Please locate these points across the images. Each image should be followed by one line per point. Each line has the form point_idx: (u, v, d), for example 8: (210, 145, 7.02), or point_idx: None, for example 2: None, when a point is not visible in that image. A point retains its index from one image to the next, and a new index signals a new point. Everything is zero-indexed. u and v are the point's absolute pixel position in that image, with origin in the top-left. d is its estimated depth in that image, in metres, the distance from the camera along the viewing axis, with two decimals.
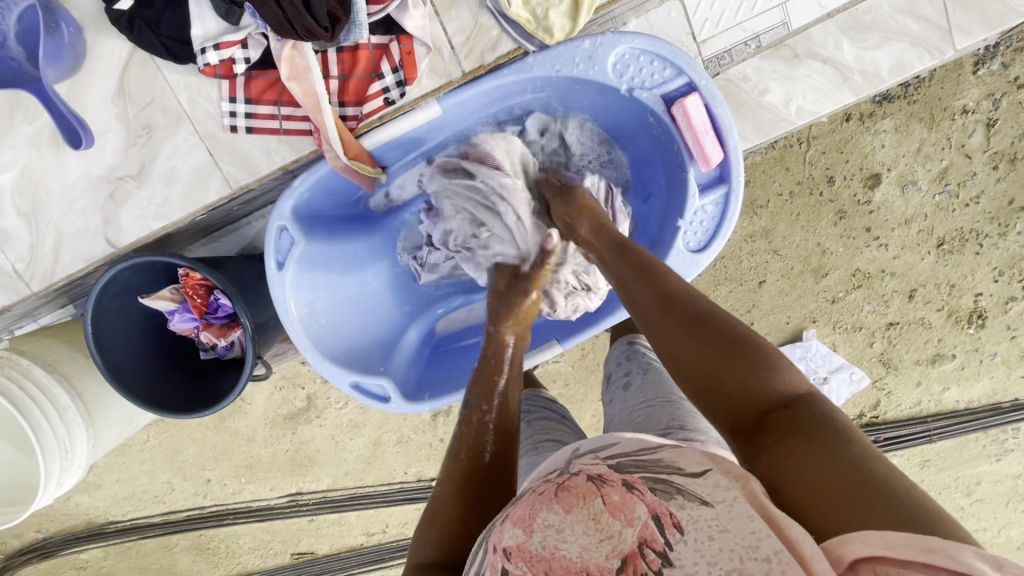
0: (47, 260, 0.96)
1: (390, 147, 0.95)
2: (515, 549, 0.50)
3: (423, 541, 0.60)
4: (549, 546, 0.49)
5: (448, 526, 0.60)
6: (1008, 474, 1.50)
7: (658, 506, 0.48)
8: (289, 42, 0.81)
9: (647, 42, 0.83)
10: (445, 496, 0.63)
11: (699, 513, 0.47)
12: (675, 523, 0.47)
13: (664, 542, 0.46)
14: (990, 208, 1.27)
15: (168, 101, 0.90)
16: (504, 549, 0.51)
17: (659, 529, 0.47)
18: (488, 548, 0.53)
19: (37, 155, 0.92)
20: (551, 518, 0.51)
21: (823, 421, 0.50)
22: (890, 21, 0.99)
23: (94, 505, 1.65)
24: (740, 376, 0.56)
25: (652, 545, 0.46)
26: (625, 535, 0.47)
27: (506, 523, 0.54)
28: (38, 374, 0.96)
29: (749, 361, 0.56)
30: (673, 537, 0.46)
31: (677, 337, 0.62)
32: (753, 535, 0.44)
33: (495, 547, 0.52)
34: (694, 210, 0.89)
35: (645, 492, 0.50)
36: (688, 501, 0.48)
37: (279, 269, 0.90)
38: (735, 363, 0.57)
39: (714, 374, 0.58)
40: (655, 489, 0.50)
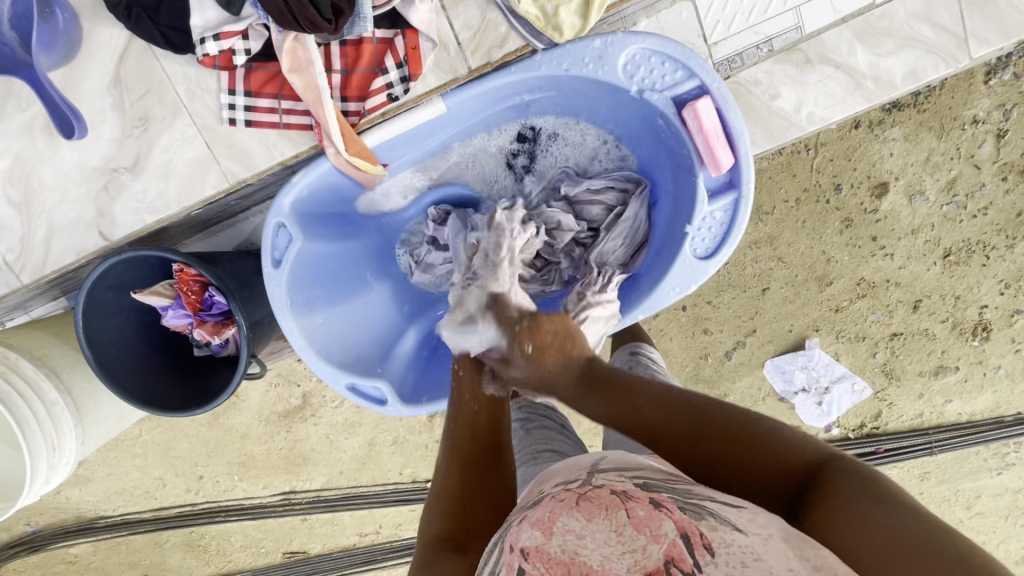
0: (39, 252, 0.93)
1: (393, 145, 0.93)
2: (533, 549, 0.48)
3: (434, 516, 0.64)
4: (569, 550, 0.46)
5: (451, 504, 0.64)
6: (1009, 488, 1.49)
7: (687, 526, 0.47)
8: (291, 34, 0.79)
9: (659, 43, 0.81)
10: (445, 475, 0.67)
11: (732, 538, 0.45)
12: (705, 544, 0.44)
13: (693, 563, 0.43)
14: (998, 220, 1.25)
15: (166, 91, 0.88)
16: (521, 549, 0.49)
17: (687, 549, 0.44)
18: (504, 548, 0.52)
19: (30, 144, 0.89)
20: (571, 524, 0.49)
21: (857, 475, 0.51)
22: (905, 27, 0.97)
23: (84, 499, 1.62)
24: (761, 461, 0.57)
25: (679, 564, 0.43)
26: (651, 551, 0.45)
27: (523, 525, 0.53)
28: (26, 368, 0.94)
29: (751, 448, 0.58)
30: (702, 559, 0.43)
31: (683, 439, 0.62)
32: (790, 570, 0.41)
33: (511, 546, 0.51)
34: (703, 216, 0.86)
35: (675, 510, 0.49)
36: (721, 525, 0.47)
37: (276, 267, 0.88)
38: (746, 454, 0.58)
39: (736, 470, 0.58)
40: (685, 509, 0.49)
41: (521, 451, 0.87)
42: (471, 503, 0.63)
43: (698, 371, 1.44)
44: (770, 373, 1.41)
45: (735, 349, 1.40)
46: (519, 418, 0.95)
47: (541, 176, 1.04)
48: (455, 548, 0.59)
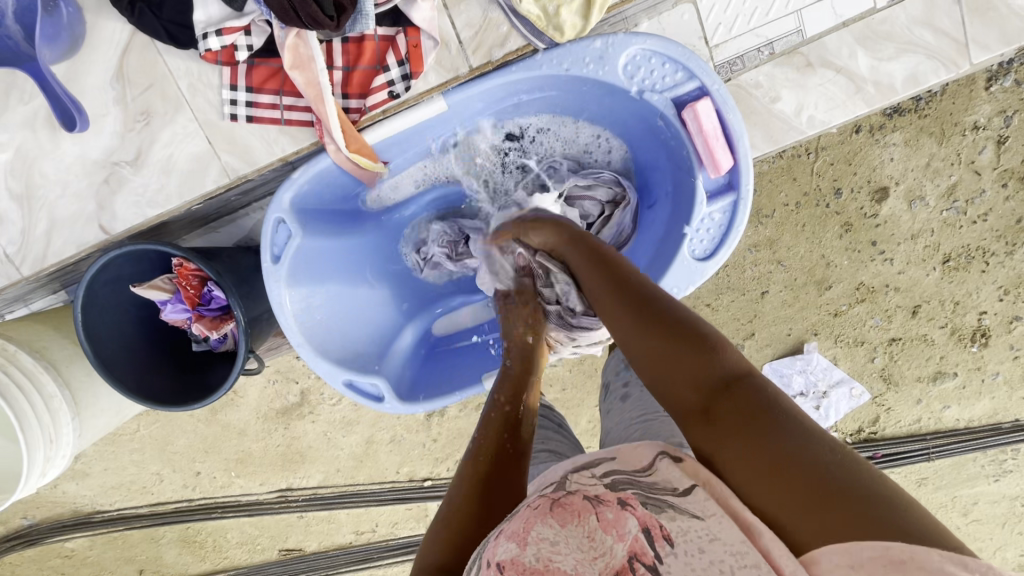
0: (39, 245, 0.94)
1: (394, 142, 0.93)
2: (509, 562, 0.46)
3: (432, 542, 0.58)
4: (543, 558, 0.46)
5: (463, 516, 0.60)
6: (1007, 495, 1.48)
7: (648, 519, 0.49)
8: (293, 30, 0.79)
9: (659, 44, 0.81)
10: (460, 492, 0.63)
11: (689, 525, 0.49)
12: (665, 536, 0.48)
13: (654, 555, 0.47)
14: (998, 226, 1.25)
15: (168, 86, 0.88)
16: (497, 563, 0.47)
17: (649, 542, 0.48)
18: (481, 564, 0.49)
19: (33, 137, 0.90)
20: (545, 531, 0.48)
21: (760, 399, 0.51)
22: (907, 32, 0.98)
23: (81, 493, 1.63)
24: (692, 361, 0.56)
25: (642, 558, 0.47)
26: (617, 549, 0.48)
27: (499, 538, 0.50)
28: (25, 360, 0.94)
29: (694, 348, 0.57)
30: (663, 550, 0.47)
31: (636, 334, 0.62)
32: (742, 543, 0.47)
33: (487, 562, 0.48)
34: (702, 217, 0.86)
35: (637, 506, 0.51)
36: (679, 514, 0.50)
37: (275, 262, 0.88)
38: (688, 349, 0.57)
39: (663, 367, 0.59)
40: (647, 503, 0.51)
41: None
42: (473, 538, 0.57)
43: None
44: (768, 377, 1.41)
45: None
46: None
47: (534, 167, 1.05)
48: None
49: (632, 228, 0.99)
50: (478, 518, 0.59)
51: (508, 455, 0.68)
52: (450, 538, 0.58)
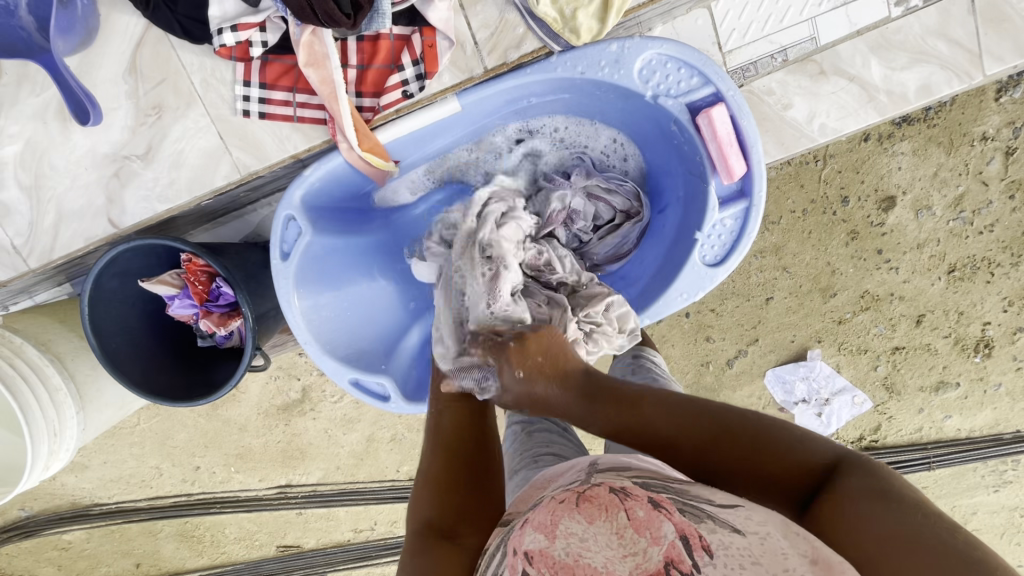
0: (47, 237, 0.93)
1: (408, 141, 0.92)
2: (537, 553, 0.48)
3: (422, 501, 0.63)
4: (573, 553, 0.47)
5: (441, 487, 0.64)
6: (1006, 506, 1.49)
7: (687, 527, 0.47)
8: (308, 27, 0.79)
9: (674, 49, 0.81)
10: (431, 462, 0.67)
11: (730, 539, 0.45)
12: (704, 546, 0.45)
13: (692, 564, 0.44)
14: (1004, 237, 1.25)
15: (180, 81, 0.88)
16: (525, 553, 0.49)
17: (687, 550, 0.45)
18: (508, 550, 0.52)
19: (43, 128, 0.89)
20: (574, 526, 0.50)
21: (876, 478, 0.50)
22: (920, 42, 0.97)
23: (80, 486, 1.62)
24: (764, 458, 0.56)
25: (678, 566, 0.44)
26: (651, 553, 0.45)
27: (526, 528, 0.53)
28: (30, 353, 0.94)
29: (756, 446, 0.57)
30: (701, 560, 0.44)
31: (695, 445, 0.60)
32: (786, 572, 0.42)
33: (515, 549, 0.51)
34: (713, 224, 0.86)
35: (674, 512, 0.49)
36: (719, 527, 0.47)
37: (284, 260, 0.88)
38: (756, 456, 0.57)
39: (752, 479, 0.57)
40: (684, 511, 0.49)
41: (522, 454, 0.88)
42: (460, 489, 0.63)
43: (699, 379, 1.44)
44: (770, 383, 1.41)
45: (736, 357, 1.40)
46: (520, 420, 0.96)
47: (550, 163, 1.03)
48: (444, 535, 0.58)
49: (634, 245, 1.00)
50: (460, 472, 0.66)
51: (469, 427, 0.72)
52: (437, 491, 0.63)
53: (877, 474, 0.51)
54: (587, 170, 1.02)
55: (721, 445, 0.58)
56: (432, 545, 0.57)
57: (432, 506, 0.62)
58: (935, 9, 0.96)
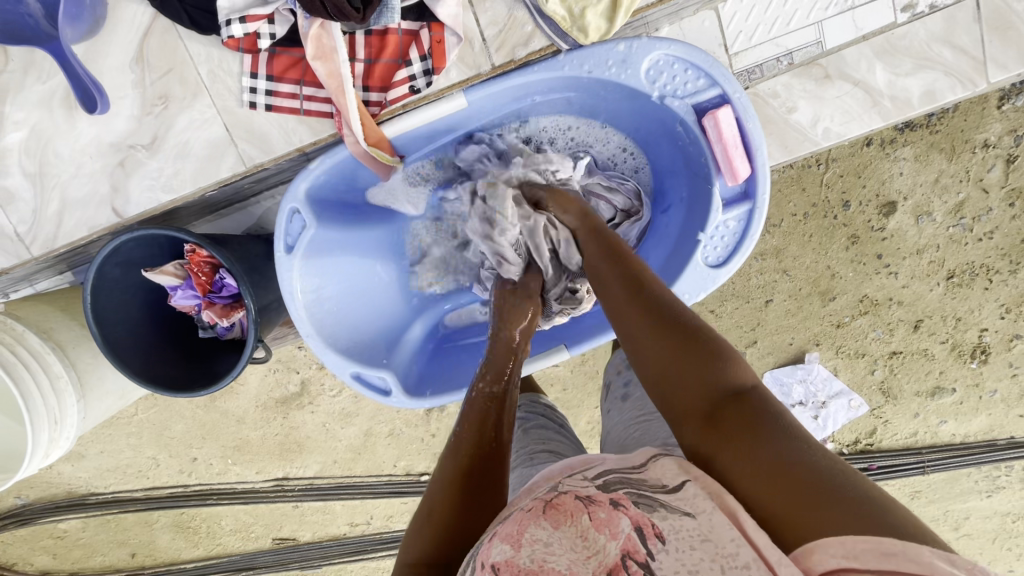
0: (50, 225, 0.93)
1: (414, 138, 0.93)
2: (503, 564, 0.46)
3: (417, 540, 0.59)
4: (538, 559, 0.46)
5: (444, 518, 0.59)
6: (998, 511, 1.50)
7: (640, 518, 0.48)
8: (317, 20, 0.79)
9: (682, 50, 0.81)
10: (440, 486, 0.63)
11: (680, 523, 0.48)
12: (657, 533, 0.47)
13: (646, 552, 0.46)
14: (1002, 245, 1.26)
15: (187, 71, 0.87)
16: (492, 565, 0.47)
17: (641, 540, 0.46)
18: (472, 567, 0.48)
19: (48, 116, 0.89)
20: (539, 532, 0.48)
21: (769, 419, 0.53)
22: (926, 47, 0.98)
23: (76, 475, 1.62)
24: (697, 365, 0.59)
25: (634, 556, 0.46)
26: (609, 548, 0.46)
27: (493, 540, 0.50)
28: (32, 341, 0.93)
29: (698, 356, 0.59)
30: (655, 547, 0.46)
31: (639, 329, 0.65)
32: (732, 542, 0.46)
33: (481, 564, 0.48)
34: (716, 224, 0.87)
35: (630, 506, 0.49)
36: (671, 513, 0.49)
37: (288, 253, 0.88)
38: (694, 361, 0.59)
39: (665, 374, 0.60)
40: (639, 502, 0.50)
41: (518, 450, 0.88)
42: (461, 531, 0.58)
43: None
44: (767, 384, 1.42)
45: None
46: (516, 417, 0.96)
47: None
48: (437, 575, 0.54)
49: (635, 244, 1.00)
50: (462, 506, 0.60)
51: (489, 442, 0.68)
52: (435, 532, 0.58)
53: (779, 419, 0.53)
54: (589, 169, 1.01)
55: (686, 351, 0.60)
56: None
57: (425, 543, 0.58)
58: (941, 15, 0.96)
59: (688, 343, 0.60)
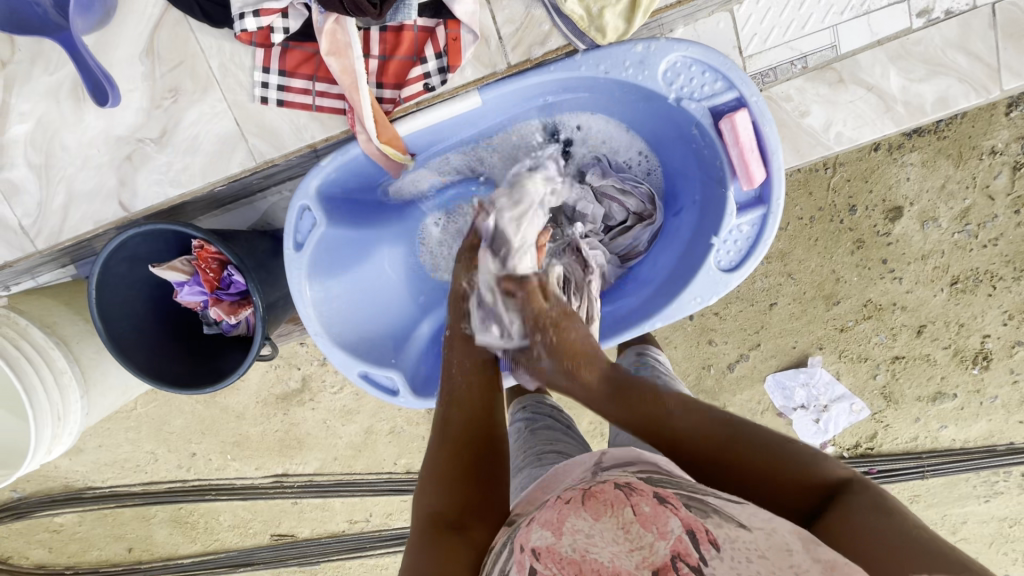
0: (56, 218, 0.92)
1: (427, 135, 0.92)
2: (544, 549, 0.49)
3: (431, 490, 0.66)
4: (580, 548, 0.48)
5: (445, 477, 0.66)
6: (995, 516, 1.51)
7: (692, 522, 0.48)
8: (332, 15, 0.78)
9: (700, 52, 0.80)
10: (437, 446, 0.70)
11: (737, 534, 0.47)
12: (710, 540, 0.46)
13: (699, 557, 0.45)
14: (1007, 252, 1.26)
15: (198, 64, 0.86)
16: (532, 548, 0.50)
17: (693, 543, 0.46)
18: (515, 547, 0.53)
19: (55, 107, 0.88)
20: (580, 523, 0.51)
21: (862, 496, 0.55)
22: (940, 53, 0.97)
23: (74, 469, 1.61)
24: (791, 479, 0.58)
25: (685, 559, 0.45)
26: (658, 547, 0.46)
27: (533, 526, 0.54)
28: (36, 335, 0.92)
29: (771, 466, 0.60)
30: (707, 553, 0.45)
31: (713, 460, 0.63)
32: (792, 567, 0.44)
33: (522, 546, 0.52)
34: (730, 229, 0.86)
35: (680, 507, 0.50)
36: (726, 522, 0.48)
37: (297, 250, 0.87)
38: (779, 479, 0.59)
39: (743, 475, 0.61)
40: (690, 505, 0.51)
41: (525, 452, 0.87)
42: (470, 481, 0.66)
43: (699, 381, 1.44)
44: (770, 387, 1.42)
45: (738, 361, 1.41)
46: (523, 418, 0.96)
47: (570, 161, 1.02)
48: (454, 527, 0.61)
49: (646, 246, 1.00)
50: (466, 463, 0.67)
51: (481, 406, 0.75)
52: (439, 483, 0.66)
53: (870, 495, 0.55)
54: (603, 171, 1.01)
55: (769, 471, 0.59)
56: (440, 535, 0.60)
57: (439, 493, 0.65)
58: (956, 21, 0.96)
59: (759, 456, 0.60)
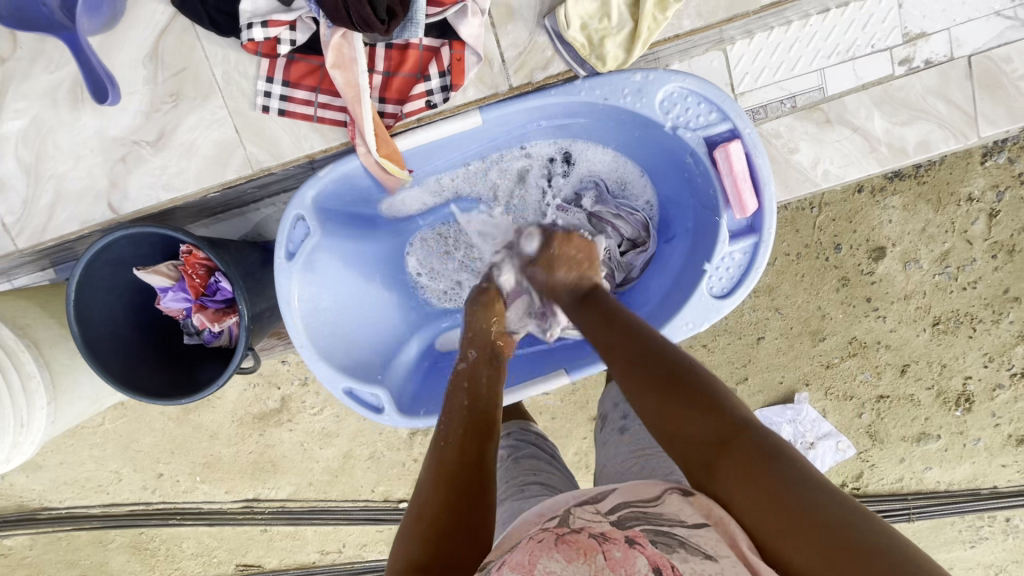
0: (40, 217, 0.87)
1: (427, 152, 0.91)
2: None
3: (411, 539, 0.59)
4: None
5: (436, 515, 0.60)
6: (980, 563, 1.49)
7: (659, 559, 0.51)
8: (339, 30, 0.78)
9: (696, 84, 0.82)
10: (428, 486, 0.64)
11: (702, 566, 0.50)
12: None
13: None
14: (986, 295, 1.30)
15: (203, 70, 0.84)
16: None
17: None
18: None
19: (51, 106, 0.84)
20: (552, 565, 0.51)
21: (768, 445, 0.55)
22: (921, 99, 1.02)
23: (30, 487, 1.54)
24: (695, 415, 0.59)
25: None
26: None
27: (503, 569, 0.53)
28: (5, 335, 0.85)
29: (701, 406, 0.59)
30: None
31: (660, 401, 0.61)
32: None
33: None
34: (722, 255, 0.87)
35: (647, 545, 0.52)
36: (692, 556, 0.51)
37: (289, 260, 0.85)
38: (702, 415, 0.59)
39: (674, 424, 0.60)
40: (657, 542, 0.53)
41: (507, 482, 0.84)
42: (457, 526, 0.60)
43: None
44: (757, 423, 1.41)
45: None
46: (506, 446, 0.93)
47: (568, 182, 1.03)
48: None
49: (639, 272, 1.00)
50: (458, 500, 0.62)
51: (475, 429, 0.71)
52: (430, 527, 0.59)
53: (779, 451, 0.54)
54: (600, 194, 1.02)
55: (693, 404, 0.60)
56: None
57: (418, 544, 0.59)
58: (936, 71, 1.01)
59: (698, 397, 0.60)
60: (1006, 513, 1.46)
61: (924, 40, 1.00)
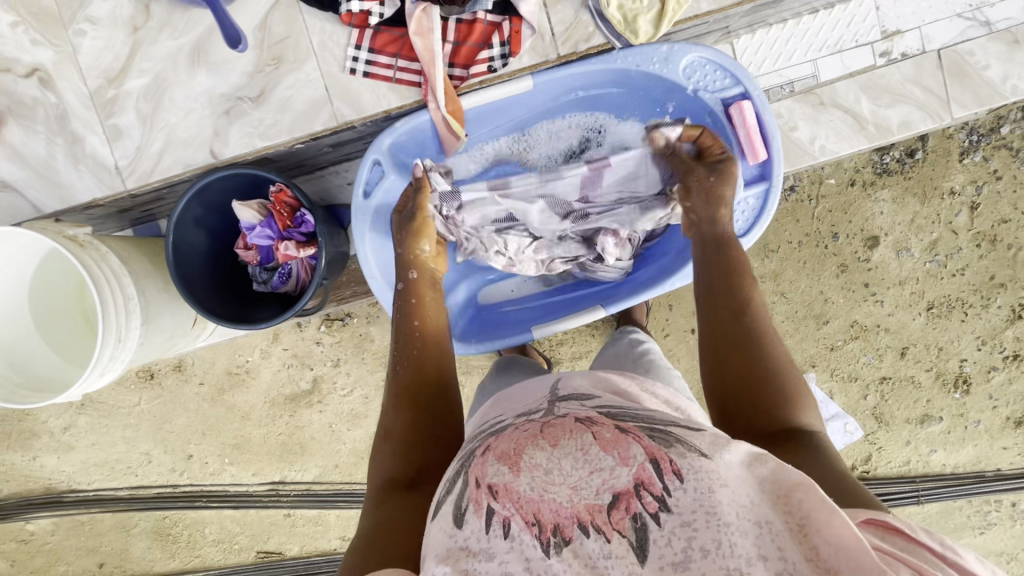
0: (150, 160, 1.02)
1: (484, 112, 1.08)
2: (502, 488, 0.55)
3: (386, 457, 0.72)
4: (538, 487, 0.54)
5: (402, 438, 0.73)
6: (990, 550, 1.55)
7: (657, 452, 0.54)
8: (421, 4, 0.94)
9: (713, 54, 1.00)
10: (392, 415, 0.75)
11: (700, 463, 0.52)
12: (675, 471, 0.52)
13: (663, 487, 0.51)
14: (974, 281, 1.43)
15: (301, 39, 1.00)
16: (490, 486, 0.55)
17: (659, 474, 0.52)
18: (470, 481, 0.58)
19: (171, 66, 1.00)
20: (537, 458, 0.56)
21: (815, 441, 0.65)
22: (901, 86, 1.19)
23: (60, 469, 1.60)
24: (767, 393, 0.69)
25: (650, 488, 0.51)
26: (620, 474, 0.53)
27: (489, 457, 0.59)
28: (112, 261, 0.97)
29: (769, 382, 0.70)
30: (671, 484, 0.51)
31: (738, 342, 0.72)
32: (747, 500, 0.49)
33: (477, 481, 0.57)
34: (739, 200, 1.02)
35: (644, 437, 0.55)
36: (690, 451, 0.53)
37: (365, 198, 1.04)
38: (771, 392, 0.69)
39: (745, 383, 0.70)
40: (653, 437, 0.56)
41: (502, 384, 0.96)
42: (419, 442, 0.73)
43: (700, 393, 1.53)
44: None
45: None
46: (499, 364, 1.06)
47: None
48: (407, 488, 0.68)
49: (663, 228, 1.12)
50: (418, 422, 0.74)
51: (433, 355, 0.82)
52: (398, 448, 0.72)
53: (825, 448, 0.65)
54: None
55: (767, 380, 0.70)
56: (393, 496, 0.67)
57: (394, 462, 0.72)
58: (911, 61, 1.18)
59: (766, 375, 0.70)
60: (1011, 498, 1.52)
61: (899, 36, 1.18)
